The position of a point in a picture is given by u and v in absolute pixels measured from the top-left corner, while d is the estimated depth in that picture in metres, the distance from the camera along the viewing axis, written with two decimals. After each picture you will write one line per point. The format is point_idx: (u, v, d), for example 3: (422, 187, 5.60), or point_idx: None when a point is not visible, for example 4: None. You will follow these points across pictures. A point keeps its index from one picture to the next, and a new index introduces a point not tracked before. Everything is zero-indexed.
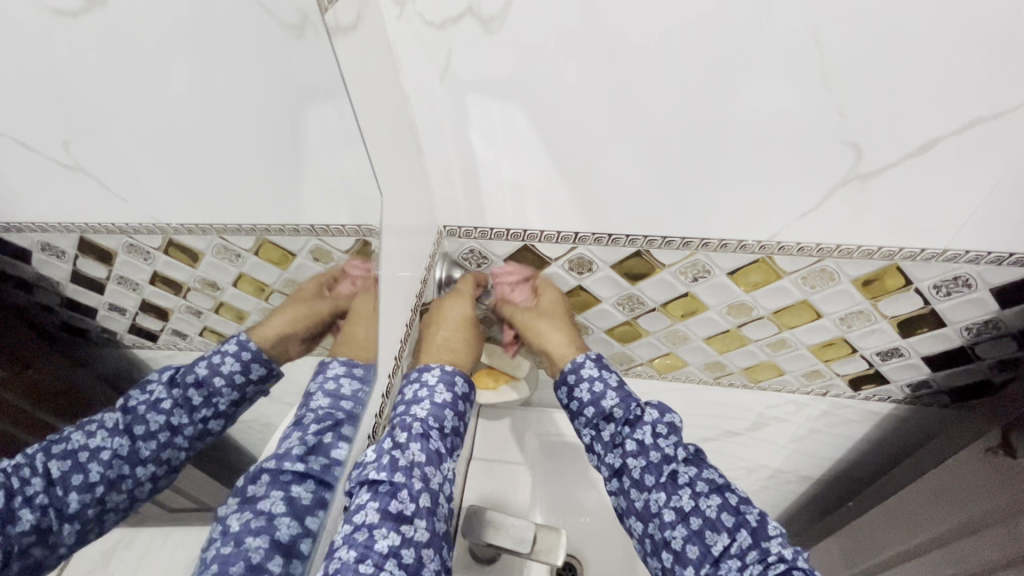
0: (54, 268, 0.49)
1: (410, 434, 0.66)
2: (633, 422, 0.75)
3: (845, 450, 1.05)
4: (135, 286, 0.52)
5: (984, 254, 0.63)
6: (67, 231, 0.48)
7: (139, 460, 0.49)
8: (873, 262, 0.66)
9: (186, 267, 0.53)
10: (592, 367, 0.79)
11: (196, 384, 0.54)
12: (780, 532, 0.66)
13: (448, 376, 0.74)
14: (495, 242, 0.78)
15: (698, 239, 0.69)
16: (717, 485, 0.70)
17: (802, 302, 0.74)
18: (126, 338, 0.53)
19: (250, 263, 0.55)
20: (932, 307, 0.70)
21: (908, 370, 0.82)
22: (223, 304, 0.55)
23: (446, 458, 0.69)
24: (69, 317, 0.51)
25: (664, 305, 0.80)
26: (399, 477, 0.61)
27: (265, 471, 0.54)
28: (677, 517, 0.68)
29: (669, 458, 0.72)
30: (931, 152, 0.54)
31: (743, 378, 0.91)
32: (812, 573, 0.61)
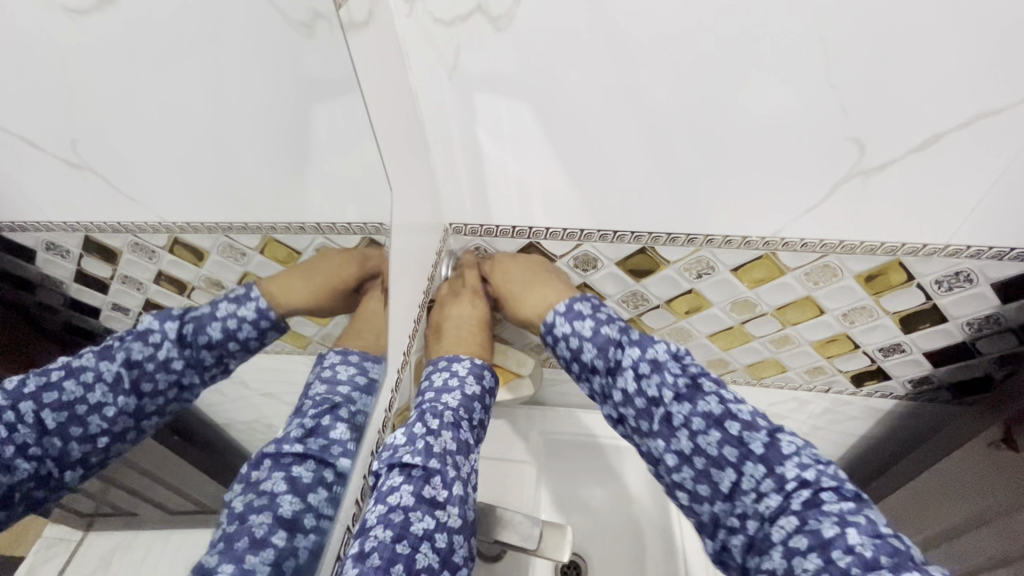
0: (58, 268, 0.40)
1: (442, 422, 0.70)
2: (615, 370, 0.75)
3: (845, 446, 1.06)
4: (139, 285, 0.44)
5: (986, 249, 0.63)
6: (72, 230, 0.41)
7: (143, 414, 0.44)
8: (875, 257, 0.67)
9: (191, 266, 0.47)
10: (563, 322, 0.77)
11: (209, 343, 0.49)
12: (795, 448, 0.66)
13: (477, 368, 0.79)
14: (501, 240, 0.78)
15: (703, 235, 0.69)
16: (717, 416, 0.69)
17: (805, 298, 0.74)
18: None
19: (255, 261, 0.51)
20: (934, 303, 0.71)
21: (910, 366, 0.83)
22: (227, 302, 0.50)
23: (474, 449, 0.73)
24: (68, 316, 0.40)
25: (668, 302, 0.80)
26: (432, 463, 0.66)
27: (268, 455, 0.50)
28: (681, 460, 0.70)
29: (658, 402, 0.71)
30: (934, 147, 0.55)
31: (746, 376, 0.92)
32: (835, 491, 0.62)
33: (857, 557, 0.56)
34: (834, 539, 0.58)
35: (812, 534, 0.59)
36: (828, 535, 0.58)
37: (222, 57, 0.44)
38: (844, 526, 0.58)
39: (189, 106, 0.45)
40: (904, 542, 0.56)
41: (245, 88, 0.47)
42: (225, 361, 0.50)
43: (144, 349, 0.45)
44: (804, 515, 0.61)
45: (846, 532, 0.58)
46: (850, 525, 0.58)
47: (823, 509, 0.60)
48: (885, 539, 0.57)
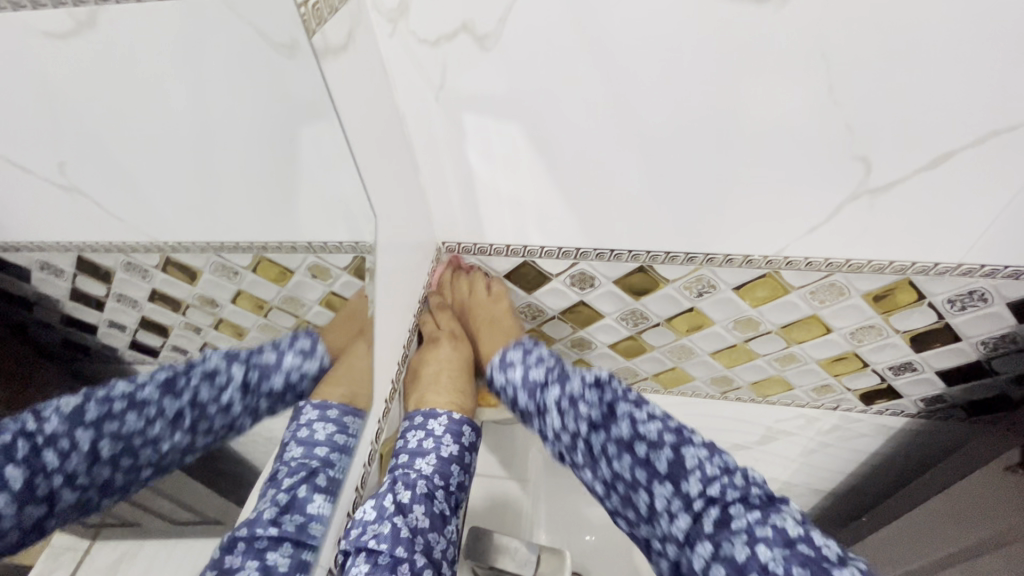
0: (53, 286, 0.55)
1: (414, 494, 0.63)
2: (544, 412, 0.72)
3: (856, 464, 1.02)
4: (134, 303, 0.55)
5: (1001, 268, 0.60)
6: (61, 251, 0.56)
7: (192, 448, 0.53)
8: (884, 276, 0.64)
9: (185, 284, 0.57)
10: (501, 375, 0.77)
11: (271, 371, 0.58)
12: (698, 460, 0.63)
13: (457, 425, 0.71)
14: (496, 258, 0.76)
15: (702, 254, 0.67)
16: (625, 441, 0.66)
17: (811, 316, 0.72)
18: (126, 355, 0.55)
19: (248, 279, 0.56)
20: (947, 322, 0.68)
21: (922, 384, 0.79)
22: (222, 320, 0.57)
23: (449, 521, 0.66)
24: (65, 332, 0.54)
25: (669, 321, 0.78)
26: (400, 550, 0.58)
27: (240, 538, 0.49)
28: (607, 489, 0.68)
29: (578, 436, 0.68)
30: (943, 166, 0.52)
31: (750, 393, 0.90)
32: (742, 502, 0.60)
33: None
34: (748, 562, 0.55)
35: (727, 557, 0.57)
36: (741, 559, 0.56)
37: (205, 75, 0.46)
38: (753, 545, 0.56)
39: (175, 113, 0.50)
40: (816, 549, 0.55)
41: (227, 99, 0.48)
42: (277, 405, 0.57)
43: (212, 390, 0.56)
44: (717, 538, 0.58)
45: (757, 550, 0.56)
46: (760, 543, 0.56)
47: (733, 526, 0.58)
48: (796, 547, 0.55)
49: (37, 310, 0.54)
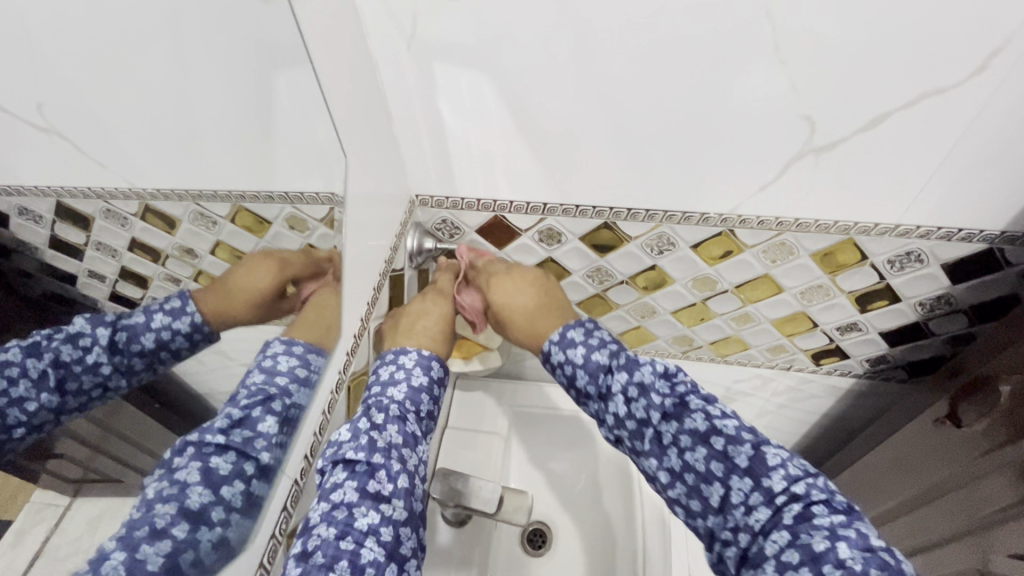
0: (33, 235, 0.40)
1: (387, 416, 0.66)
2: (606, 395, 0.70)
3: (808, 425, 1.09)
4: (115, 252, 0.43)
5: (934, 230, 0.65)
6: (43, 195, 0.40)
7: (65, 412, 0.38)
8: (830, 236, 0.68)
9: (163, 234, 0.46)
10: (558, 351, 0.75)
11: (141, 349, 0.44)
12: (780, 459, 0.60)
13: (426, 361, 0.73)
14: (468, 213, 0.78)
15: (662, 211, 0.70)
16: (703, 433, 0.63)
17: (764, 276, 0.76)
18: (108, 307, 0.42)
19: (227, 231, 0.50)
20: (887, 282, 0.73)
21: (867, 345, 0.85)
22: (202, 273, 0.49)
23: (422, 441, 0.69)
24: (46, 283, 0.39)
25: (632, 278, 0.82)
26: (376, 458, 0.62)
27: (191, 442, 0.46)
28: (673, 478, 0.65)
29: (650, 422, 0.66)
30: (881, 127, 0.56)
31: (710, 353, 0.94)
32: (825, 503, 0.56)
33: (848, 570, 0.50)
34: (825, 553, 0.52)
35: (803, 548, 0.53)
36: (819, 548, 0.53)
37: (184, 31, 0.45)
38: (834, 539, 0.53)
39: (152, 50, 0.44)
40: (894, 554, 0.52)
41: (210, 62, 0.47)
42: (155, 367, 0.44)
43: (74, 352, 0.40)
44: (795, 530, 0.55)
45: (837, 546, 0.52)
46: (840, 537, 0.53)
47: (813, 522, 0.55)
48: (876, 551, 0.52)
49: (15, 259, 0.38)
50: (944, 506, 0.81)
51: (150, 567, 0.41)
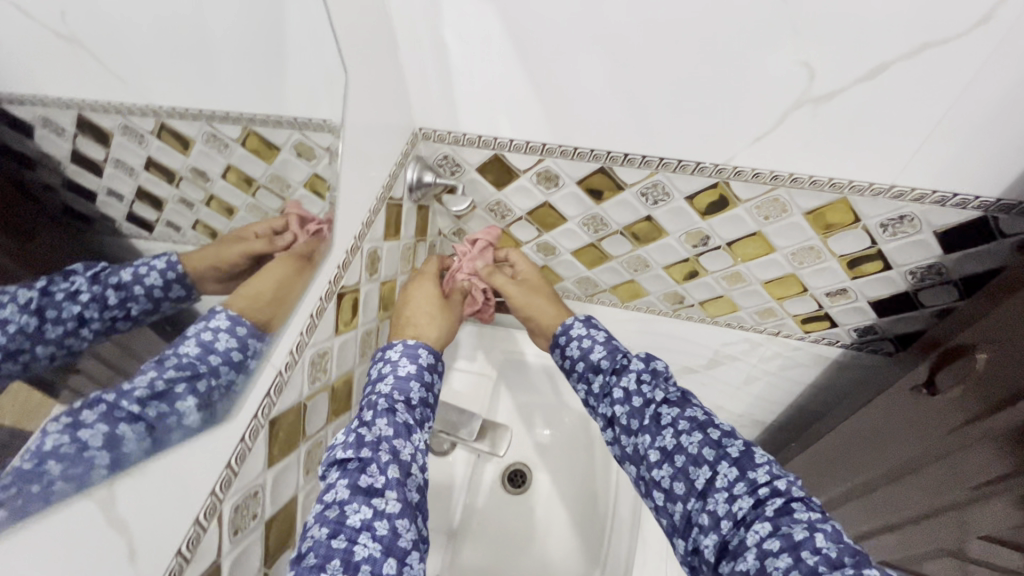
0: (51, 144, 0.38)
1: (375, 411, 0.64)
2: (620, 370, 0.75)
3: (792, 394, 1.10)
4: (131, 171, 0.43)
5: (929, 193, 0.65)
6: (65, 108, 0.39)
7: (41, 339, 0.33)
8: (823, 194, 0.68)
9: (179, 154, 0.47)
10: (580, 327, 0.84)
11: (117, 284, 0.39)
12: (767, 458, 0.61)
13: (413, 350, 0.73)
14: (469, 149, 0.79)
15: (658, 157, 0.71)
16: (700, 422, 0.66)
17: (756, 233, 0.77)
18: (125, 227, 0.41)
19: (238, 154, 0.50)
20: (879, 248, 0.73)
21: (856, 313, 0.85)
22: (213, 197, 0.49)
23: (415, 431, 0.65)
24: (65, 197, 0.38)
25: (626, 229, 0.83)
26: (365, 452, 0.58)
27: (107, 399, 0.36)
28: (662, 457, 0.65)
29: (651, 402, 0.69)
30: (882, 77, 0.56)
31: (699, 312, 0.96)
32: (805, 502, 0.56)
33: (824, 556, 0.50)
34: (805, 541, 0.51)
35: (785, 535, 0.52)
36: (799, 537, 0.52)
37: None
38: (813, 530, 0.53)
39: None
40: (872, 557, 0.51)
41: None
42: (129, 305, 0.39)
43: (64, 284, 0.36)
44: (776, 521, 0.55)
45: (815, 535, 0.52)
46: (819, 530, 0.53)
47: (795, 515, 0.54)
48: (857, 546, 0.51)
49: (40, 173, 0.37)
50: (921, 481, 0.84)
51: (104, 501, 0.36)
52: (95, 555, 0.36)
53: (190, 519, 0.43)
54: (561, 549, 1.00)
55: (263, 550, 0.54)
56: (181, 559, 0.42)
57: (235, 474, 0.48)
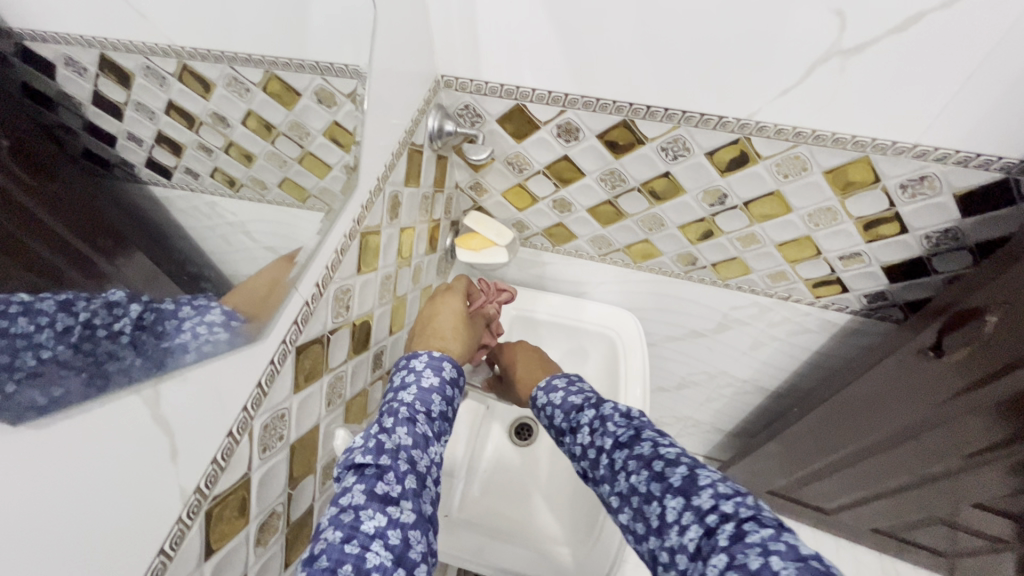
0: (75, 86, 0.38)
1: (397, 418, 0.63)
2: (576, 428, 0.73)
3: (798, 361, 1.11)
4: (152, 115, 0.43)
5: (952, 152, 0.64)
6: (88, 45, 0.38)
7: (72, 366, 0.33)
8: (845, 152, 0.68)
9: (199, 97, 0.46)
10: (543, 396, 0.82)
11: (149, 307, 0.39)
12: (712, 478, 0.57)
13: (437, 361, 0.74)
14: (490, 99, 0.79)
15: (681, 111, 0.71)
16: (648, 457, 0.62)
17: (774, 192, 0.77)
18: (143, 172, 0.42)
19: (259, 99, 0.51)
20: (897, 210, 0.73)
21: (867, 278, 0.86)
22: (232, 143, 0.49)
23: (433, 443, 0.65)
24: (88, 142, 0.39)
25: (644, 185, 0.83)
26: (385, 459, 0.57)
27: (125, 383, 0.36)
28: (622, 502, 0.63)
29: (603, 449, 0.67)
30: (912, 29, 0.55)
31: (712, 275, 0.97)
32: (756, 520, 0.52)
33: None
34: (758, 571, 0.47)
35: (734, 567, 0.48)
36: (751, 566, 0.48)
37: None
38: (766, 555, 0.48)
39: None
40: (830, 566, 0.46)
41: None
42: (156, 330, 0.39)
43: (106, 315, 0.36)
44: (730, 550, 0.50)
45: (770, 561, 0.47)
46: (773, 552, 0.48)
47: (746, 539, 0.50)
48: (808, 562, 0.47)
49: (59, 112, 0.37)
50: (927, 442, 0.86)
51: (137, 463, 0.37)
52: (146, 449, 0.38)
53: (223, 431, 0.45)
54: (561, 502, 0.97)
55: (288, 471, 0.57)
56: (216, 466, 0.45)
57: (265, 394, 0.50)
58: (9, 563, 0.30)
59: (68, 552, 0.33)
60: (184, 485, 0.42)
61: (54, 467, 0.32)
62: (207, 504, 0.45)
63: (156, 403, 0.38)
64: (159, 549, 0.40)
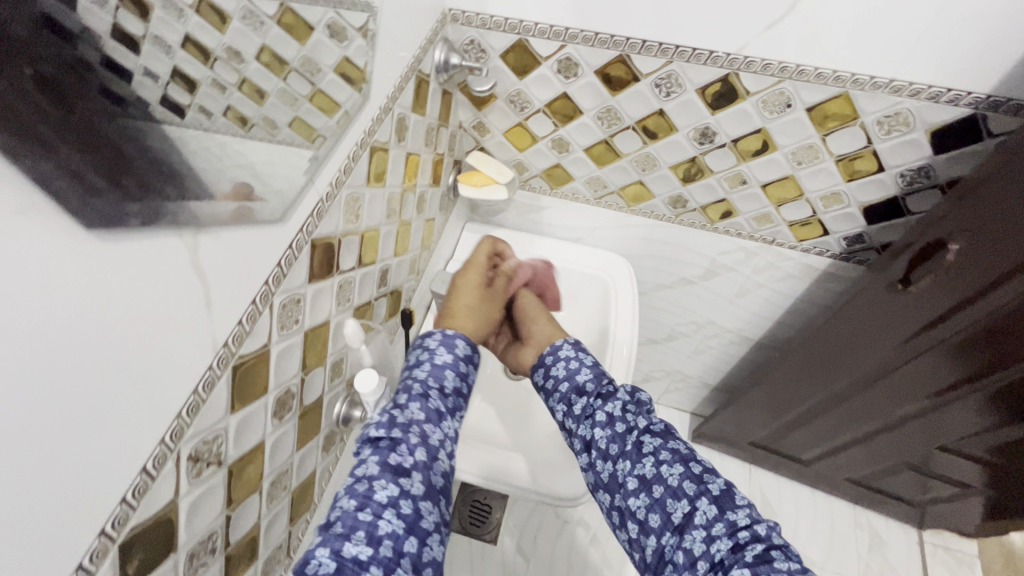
0: (96, 20, 0.31)
1: (409, 394, 0.67)
2: (604, 395, 0.72)
3: (781, 309, 1.17)
4: (169, 50, 0.37)
5: (925, 87, 0.69)
6: None
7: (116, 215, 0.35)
8: (827, 88, 0.73)
9: (215, 29, 0.40)
10: (568, 347, 0.81)
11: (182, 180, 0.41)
12: (747, 500, 0.60)
13: (449, 340, 0.79)
14: (495, 33, 0.83)
15: (674, 46, 0.75)
16: (683, 455, 0.63)
17: (760, 130, 0.82)
18: (156, 113, 0.37)
19: (274, 33, 0.47)
20: (874, 147, 0.78)
21: (846, 220, 0.91)
22: (245, 80, 0.45)
23: (446, 418, 0.69)
24: (105, 80, 0.33)
25: (639, 124, 0.88)
26: (396, 432, 0.62)
27: (167, 234, 0.40)
28: (640, 486, 0.62)
29: (633, 428, 0.66)
30: None
31: (701, 218, 1.02)
32: (784, 551, 0.55)
33: None
34: None
35: None
36: None
37: None
38: None
39: None
40: None
41: None
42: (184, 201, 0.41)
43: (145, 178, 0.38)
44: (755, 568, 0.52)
45: None
46: None
47: (774, 564, 0.52)
48: None
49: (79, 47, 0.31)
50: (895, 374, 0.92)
51: (179, 303, 0.43)
52: (186, 294, 0.43)
53: (247, 298, 0.50)
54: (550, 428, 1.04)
55: (302, 356, 0.63)
56: (241, 328, 0.50)
57: (284, 274, 0.55)
58: (80, 357, 0.35)
59: (124, 364, 0.39)
60: (215, 337, 0.47)
61: (117, 288, 0.37)
62: (234, 361, 0.50)
63: (193, 250, 0.42)
64: (194, 389, 0.46)
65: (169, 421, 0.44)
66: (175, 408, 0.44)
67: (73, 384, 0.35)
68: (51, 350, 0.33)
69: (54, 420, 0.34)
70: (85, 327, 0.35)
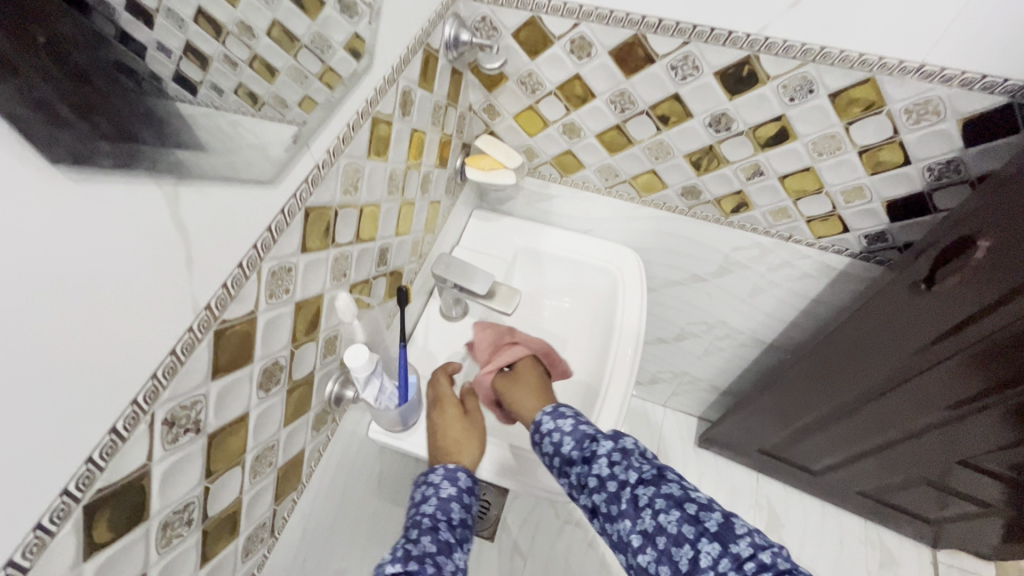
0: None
1: (419, 529, 0.67)
2: (590, 457, 0.71)
3: (796, 310, 1.13)
4: (181, 24, 0.40)
5: (959, 73, 0.65)
6: None
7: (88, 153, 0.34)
8: (852, 73, 0.69)
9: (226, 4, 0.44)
10: (547, 420, 0.78)
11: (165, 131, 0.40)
12: (746, 527, 0.61)
13: (452, 472, 0.78)
14: (507, 11, 0.80)
15: (691, 25, 0.72)
16: (677, 497, 0.64)
17: (780, 118, 0.78)
18: (170, 87, 0.40)
19: (284, 10, 0.50)
20: (901, 137, 0.74)
21: (868, 217, 0.87)
22: (256, 57, 0.49)
23: (457, 548, 0.68)
24: (119, 54, 0.36)
25: (653, 109, 0.85)
26: (411, 565, 0.61)
27: (146, 183, 0.38)
28: (644, 541, 0.63)
29: (625, 484, 0.67)
30: None
31: (715, 211, 0.98)
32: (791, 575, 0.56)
33: None
34: None
35: None
36: None
37: None
38: None
39: None
40: None
41: None
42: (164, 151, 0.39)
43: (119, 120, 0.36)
44: None
45: None
46: None
47: None
48: None
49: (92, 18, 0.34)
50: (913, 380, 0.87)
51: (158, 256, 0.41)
52: (166, 247, 0.41)
53: (233, 261, 0.49)
54: None
55: (293, 328, 0.61)
56: (226, 291, 0.49)
57: (274, 241, 0.53)
58: (43, 301, 0.33)
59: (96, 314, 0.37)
60: (197, 298, 0.46)
61: (90, 232, 0.35)
62: (217, 325, 0.48)
63: (174, 203, 0.41)
64: (172, 350, 0.44)
65: (144, 381, 0.42)
66: (151, 367, 0.43)
67: (33, 330, 0.33)
68: (14, 291, 0.31)
69: (13, 365, 0.32)
70: (53, 269, 0.33)
